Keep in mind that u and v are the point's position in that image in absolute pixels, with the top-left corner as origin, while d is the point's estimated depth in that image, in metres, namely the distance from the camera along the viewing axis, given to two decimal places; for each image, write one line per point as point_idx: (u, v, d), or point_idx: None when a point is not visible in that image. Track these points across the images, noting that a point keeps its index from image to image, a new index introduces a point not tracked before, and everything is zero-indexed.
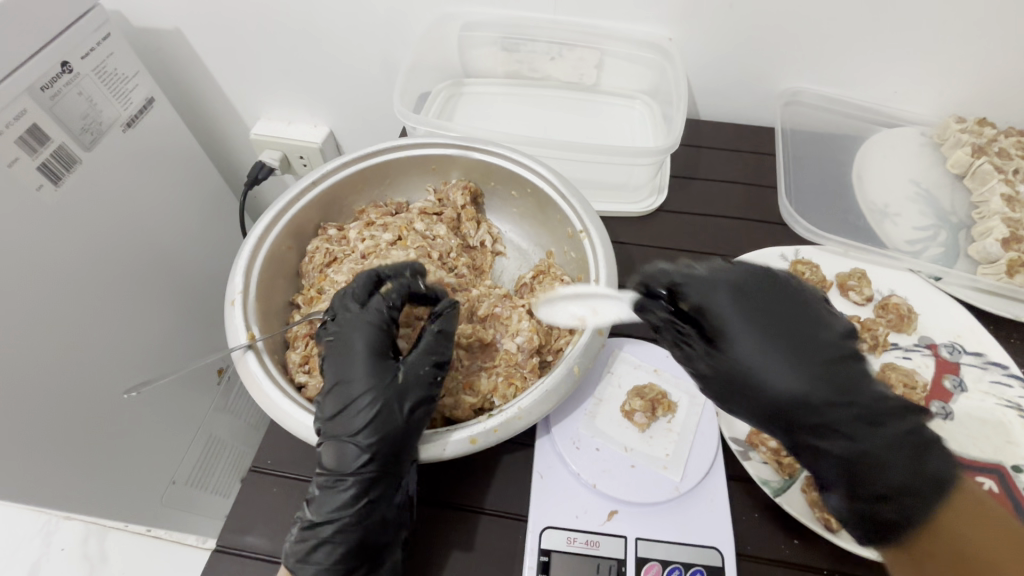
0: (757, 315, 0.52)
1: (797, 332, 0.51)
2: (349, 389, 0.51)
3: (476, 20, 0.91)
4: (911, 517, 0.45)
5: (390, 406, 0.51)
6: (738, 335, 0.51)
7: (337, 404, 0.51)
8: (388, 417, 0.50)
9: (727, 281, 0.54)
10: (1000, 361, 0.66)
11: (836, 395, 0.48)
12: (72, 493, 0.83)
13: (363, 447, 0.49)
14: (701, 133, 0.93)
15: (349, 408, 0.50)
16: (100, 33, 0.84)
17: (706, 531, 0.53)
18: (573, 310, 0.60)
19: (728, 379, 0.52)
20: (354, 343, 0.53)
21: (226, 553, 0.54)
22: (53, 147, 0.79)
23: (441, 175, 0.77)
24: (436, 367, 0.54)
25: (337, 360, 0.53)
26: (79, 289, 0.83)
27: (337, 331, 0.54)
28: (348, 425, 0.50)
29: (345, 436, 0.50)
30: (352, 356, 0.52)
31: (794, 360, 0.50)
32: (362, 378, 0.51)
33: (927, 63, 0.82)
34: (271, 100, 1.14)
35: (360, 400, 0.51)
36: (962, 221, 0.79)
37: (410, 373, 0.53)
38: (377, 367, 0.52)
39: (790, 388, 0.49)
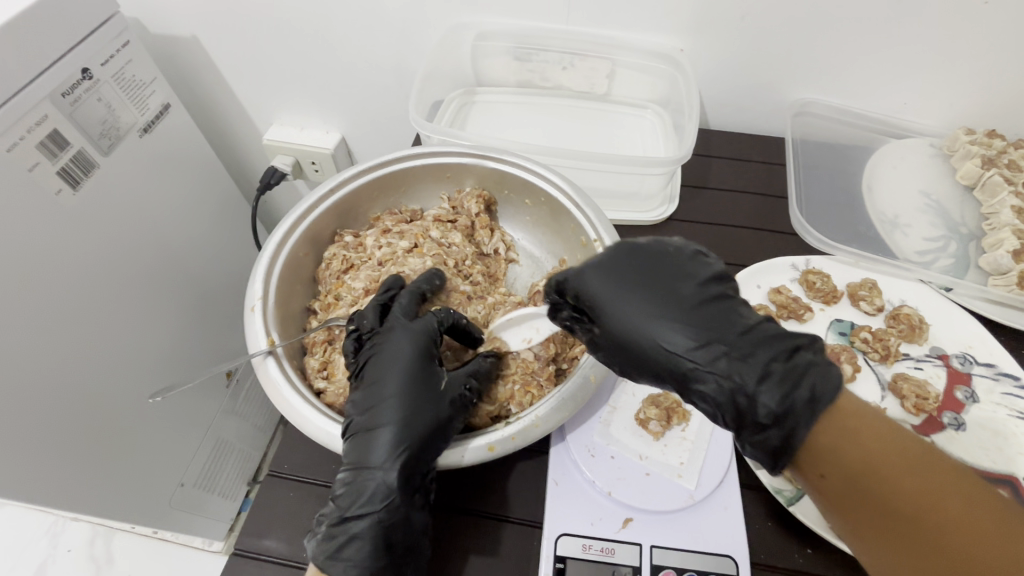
0: (626, 282, 0.52)
1: (660, 289, 0.51)
2: (383, 386, 0.53)
3: (490, 30, 0.92)
4: (792, 440, 0.43)
5: (424, 402, 0.52)
6: (605, 303, 0.52)
7: (370, 400, 0.53)
8: (417, 415, 0.52)
9: (592, 260, 0.55)
10: (1012, 373, 0.66)
11: (715, 340, 0.48)
12: (83, 493, 0.84)
13: (392, 442, 0.50)
14: (712, 142, 0.94)
15: (382, 404, 0.52)
16: (120, 40, 0.85)
17: (720, 539, 0.54)
18: (521, 334, 0.62)
19: (613, 348, 0.51)
20: (394, 345, 0.55)
21: (245, 556, 0.54)
22: (71, 152, 0.80)
23: (455, 184, 0.78)
24: (474, 390, 0.56)
25: (375, 359, 0.55)
26: (94, 292, 0.84)
27: (381, 335, 0.57)
28: (379, 419, 0.52)
29: (373, 432, 0.51)
30: (389, 356, 0.55)
31: (663, 315, 0.49)
32: (397, 378, 0.53)
33: (936, 75, 0.83)
34: (284, 106, 1.15)
35: (393, 397, 0.52)
36: (972, 232, 0.80)
37: (452, 384, 0.55)
38: (416, 371, 0.54)
39: (664, 342, 0.49)
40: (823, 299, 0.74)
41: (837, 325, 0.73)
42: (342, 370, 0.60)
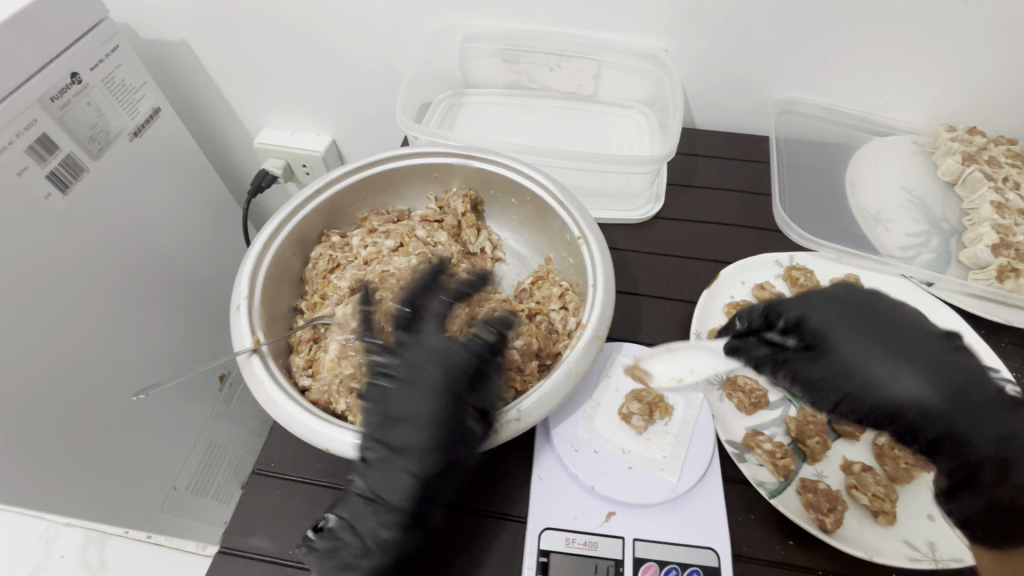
0: (840, 315, 0.56)
1: (897, 338, 0.53)
2: (410, 416, 0.54)
3: (478, 32, 0.93)
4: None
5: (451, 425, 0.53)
6: (826, 331, 0.55)
7: (394, 430, 0.53)
8: (433, 449, 0.52)
9: (821, 294, 0.58)
10: (992, 365, 0.67)
11: (944, 364, 0.51)
12: (74, 497, 0.83)
13: (418, 461, 0.52)
14: (697, 141, 0.95)
15: (405, 433, 0.53)
16: (109, 45, 0.86)
17: (702, 531, 0.54)
18: (672, 371, 0.63)
19: (841, 383, 0.54)
20: (417, 378, 0.55)
21: (232, 555, 0.54)
22: (61, 156, 0.80)
23: (442, 184, 0.79)
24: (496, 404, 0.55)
25: (397, 390, 0.55)
26: (82, 293, 0.84)
27: (409, 364, 0.56)
28: (406, 438, 0.53)
29: (393, 460, 0.52)
30: (416, 388, 0.55)
31: (887, 343, 0.53)
32: (423, 410, 0.54)
33: (917, 74, 0.84)
34: (275, 109, 1.16)
35: (416, 429, 0.53)
36: (954, 227, 0.81)
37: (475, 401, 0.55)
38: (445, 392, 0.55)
39: (893, 371, 0.52)
40: None
41: None
42: (327, 366, 0.60)
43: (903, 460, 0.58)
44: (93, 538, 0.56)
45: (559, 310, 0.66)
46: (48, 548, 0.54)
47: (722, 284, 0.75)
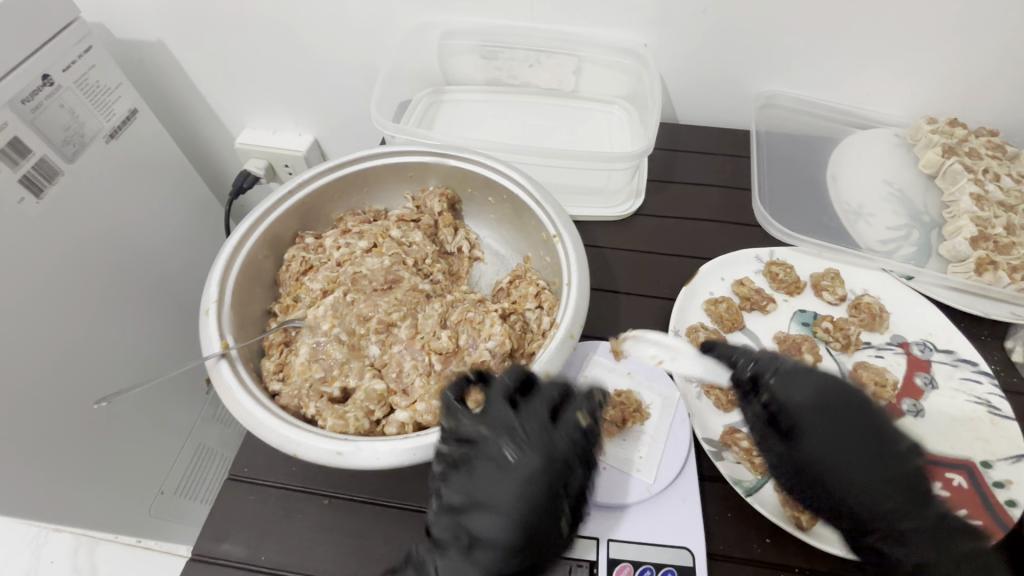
0: (824, 402, 0.52)
1: (869, 446, 0.51)
2: (505, 503, 0.48)
3: (456, 28, 0.92)
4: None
5: (537, 486, 0.48)
6: (815, 422, 0.52)
7: (478, 521, 0.48)
8: (545, 521, 0.48)
9: (806, 374, 0.54)
10: (970, 359, 0.67)
11: (907, 487, 0.49)
12: (61, 503, 0.81)
13: (493, 531, 0.47)
14: (679, 137, 0.94)
15: (491, 523, 0.48)
16: (81, 46, 0.84)
17: (678, 530, 0.54)
18: (654, 351, 0.65)
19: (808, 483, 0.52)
20: (543, 449, 0.49)
21: (203, 562, 0.54)
22: (34, 159, 0.79)
23: (418, 183, 0.78)
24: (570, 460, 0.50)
25: (483, 475, 0.49)
26: (58, 298, 0.82)
27: (517, 440, 0.50)
28: (484, 506, 0.48)
29: (489, 552, 0.47)
30: (519, 465, 0.49)
31: (864, 443, 0.51)
32: (524, 489, 0.48)
33: (897, 66, 0.83)
34: (255, 108, 1.15)
35: (519, 508, 0.48)
36: (935, 220, 0.81)
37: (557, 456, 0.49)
38: (532, 451, 0.49)
39: (864, 479, 0.50)
40: (786, 289, 0.74)
41: (800, 315, 0.73)
42: (297, 371, 0.59)
43: None
44: (84, 542, 0.53)
45: (535, 310, 0.65)
46: (37, 554, 0.52)
47: (700, 281, 0.74)
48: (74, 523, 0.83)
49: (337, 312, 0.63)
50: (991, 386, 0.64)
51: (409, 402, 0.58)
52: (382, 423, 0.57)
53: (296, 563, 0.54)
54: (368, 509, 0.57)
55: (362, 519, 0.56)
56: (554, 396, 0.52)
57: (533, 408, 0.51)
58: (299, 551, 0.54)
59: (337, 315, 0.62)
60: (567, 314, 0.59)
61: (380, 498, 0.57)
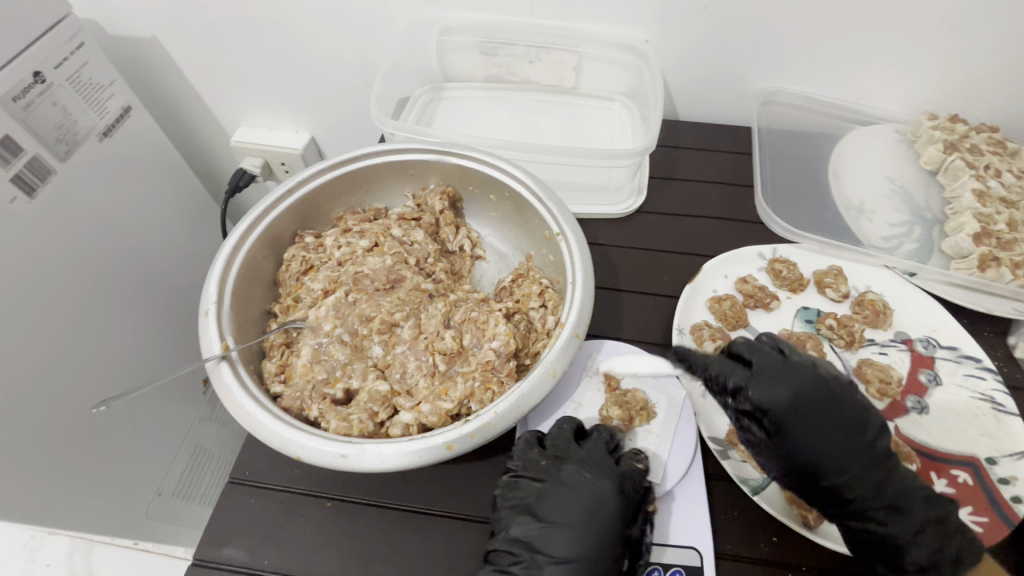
0: (778, 387, 0.53)
1: (823, 421, 0.52)
2: (578, 520, 0.52)
3: (455, 24, 0.91)
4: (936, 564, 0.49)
5: (608, 510, 0.52)
6: (795, 424, 0.52)
7: (551, 538, 0.52)
8: (612, 551, 0.51)
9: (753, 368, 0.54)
10: (974, 355, 0.66)
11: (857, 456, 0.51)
12: (55, 507, 0.80)
13: (570, 547, 0.51)
14: (680, 133, 0.94)
15: (567, 541, 0.51)
16: (72, 42, 0.83)
17: (685, 531, 0.54)
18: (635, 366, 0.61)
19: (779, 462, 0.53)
20: (614, 478, 0.54)
21: (204, 566, 0.53)
22: (26, 158, 0.77)
23: (419, 181, 0.77)
24: (637, 490, 0.54)
25: (556, 495, 0.54)
26: (49, 297, 0.80)
27: (588, 468, 0.55)
28: (557, 525, 0.52)
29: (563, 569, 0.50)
30: (588, 490, 0.54)
31: (814, 422, 0.52)
32: (593, 513, 0.52)
33: (899, 62, 0.83)
34: (251, 106, 1.13)
35: (591, 533, 0.51)
36: (936, 216, 0.81)
37: (625, 484, 0.54)
38: (603, 479, 0.54)
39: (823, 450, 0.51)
40: (789, 287, 0.74)
41: (803, 313, 0.73)
42: (298, 373, 0.58)
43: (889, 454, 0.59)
44: (79, 544, 0.51)
45: (539, 309, 0.64)
46: (32, 557, 0.50)
47: (704, 278, 0.74)
48: (70, 527, 0.82)
49: (339, 313, 0.62)
50: (994, 382, 0.64)
51: (413, 404, 0.57)
52: (386, 425, 0.56)
53: (299, 567, 0.53)
54: (371, 512, 0.56)
55: (366, 521, 0.56)
56: (611, 437, 0.58)
57: (597, 446, 0.57)
58: (302, 555, 0.54)
59: (339, 316, 0.62)
60: (574, 312, 0.59)
61: (385, 500, 0.57)
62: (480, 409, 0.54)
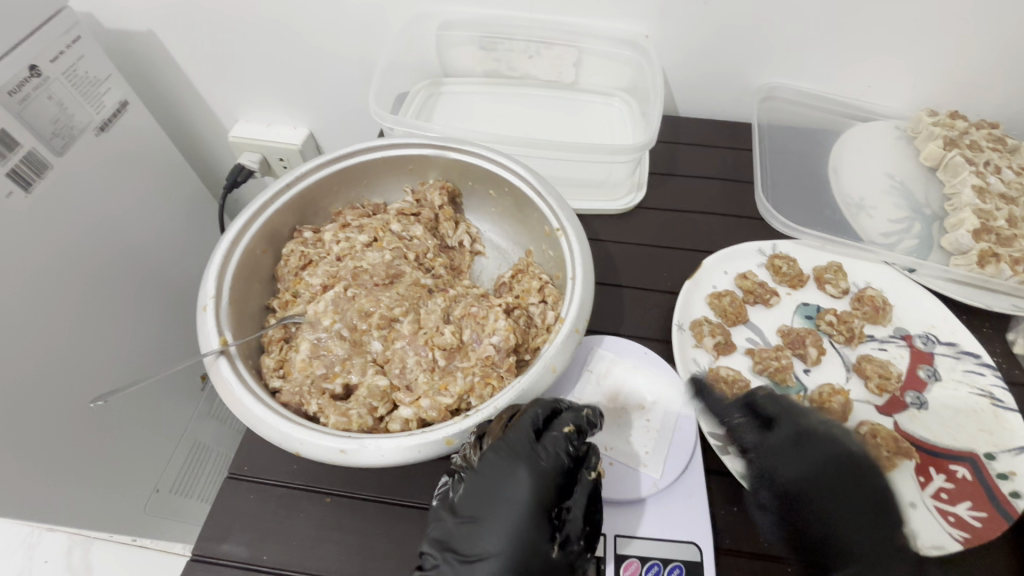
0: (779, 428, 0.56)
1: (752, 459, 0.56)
2: (496, 508, 0.48)
3: (454, 19, 0.90)
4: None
5: (527, 494, 0.48)
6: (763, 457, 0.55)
7: (465, 534, 0.47)
8: (535, 535, 0.47)
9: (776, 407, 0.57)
10: (973, 351, 0.67)
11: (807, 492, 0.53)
12: (53, 503, 0.80)
13: (488, 542, 0.47)
14: (680, 129, 0.94)
15: (484, 536, 0.47)
16: (69, 35, 0.82)
17: (685, 526, 0.54)
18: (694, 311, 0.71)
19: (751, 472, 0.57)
20: (531, 458, 0.50)
21: (203, 562, 0.53)
22: (21, 152, 0.77)
23: (418, 175, 0.76)
24: (557, 467, 0.50)
25: (472, 486, 0.49)
26: (41, 291, 0.79)
27: (500, 451, 0.50)
28: (477, 519, 0.48)
29: (480, 566, 0.46)
30: (502, 475, 0.49)
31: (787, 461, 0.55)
32: (507, 500, 0.48)
33: (900, 58, 0.83)
34: (249, 101, 1.12)
35: (512, 521, 0.47)
36: (936, 213, 0.81)
37: (543, 464, 0.50)
38: (517, 462, 0.49)
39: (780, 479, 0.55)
40: (789, 283, 0.74)
41: (803, 309, 0.72)
42: (297, 368, 0.58)
43: (887, 447, 0.59)
44: (77, 541, 0.53)
45: (538, 304, 0.64)
46: (30, 554, 0.52)
47: (703, 274, 0.74)
48: (70, 523, 0.82)
49: (338, 307, 0.62)
50: (993, 378, 0.64)
51: (412, 399, 0.57)
52: (386, 420, 0.56)
53: (298, 563, 0.53)
54: (370, 507, 0.56)
55: (366, 517, 0.55)
56: (538, 415, 0.52)
57: (517, 425, 0.51)
58: (302, 550, 0.54)
59: (338, 311, 0.61)
60: (573, 307, 0.58)
61: (384, 496, 0.57)
62: (478, 404, 0.53)
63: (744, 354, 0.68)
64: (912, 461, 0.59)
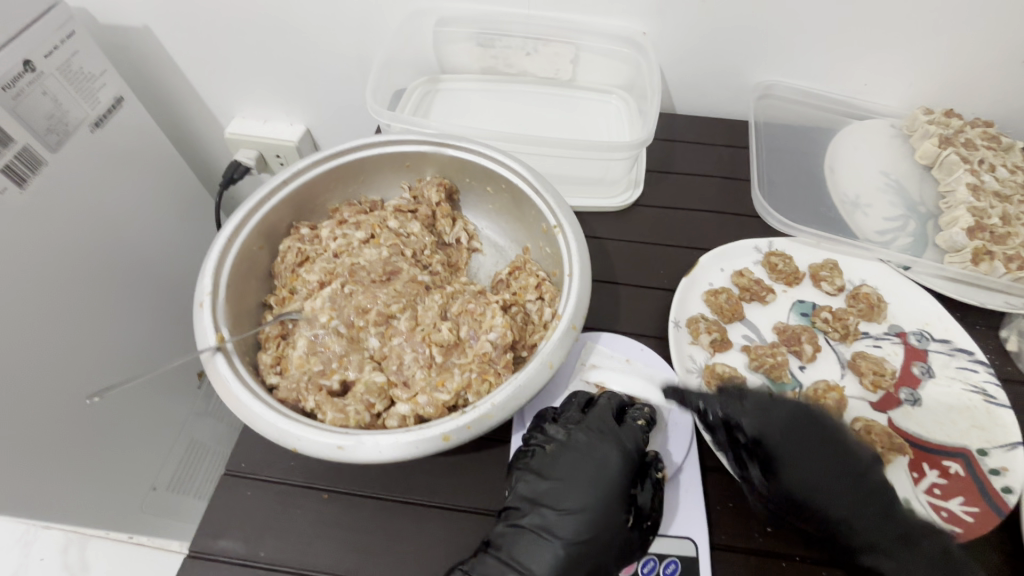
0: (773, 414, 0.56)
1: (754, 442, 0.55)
2: (584, 475, 0.54)
3: (450, 15, 0.90)
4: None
5: (613, 468, 0.54)
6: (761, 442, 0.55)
7: (556, 494, 0.53)
8: (618, 504, 0.52)
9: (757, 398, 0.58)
10: (967, 348, 0.67)
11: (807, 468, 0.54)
12: (47, 499, 0.79)
13: (579, 501, 0.52)
14: (677, 127, 0.94)
15: (572, 497, 0.53)
16: (63, 30, 0.81)
17: (680, 522, 0.55)
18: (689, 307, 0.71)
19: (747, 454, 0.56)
20: (618, 439, 0.56)
21: (200, 558, 0.53)
22: (16, 149, 0.76)
23: (415, 172, 0.76)
24: (641, 449, 0.56)
25: (562, 456, 0.55)
26: (39, 288, 0.79)
27: (592, 429, 0.57)
28: (565, 485, 0.53)
29: (564, 524, 0.51)
30: (592, 449, 0.55)
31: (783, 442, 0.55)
32: (596, 469, 0.54)
33: (896, 57, 0.83)
34: (245, 97, 1.12)
35: (598, 491, 0.53)
36: (931, 210, 0.81)
37: (627, 441, 0.56)
38: (606, 439, 0.55)
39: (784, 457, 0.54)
40: (785, 280, 0.74)
41: (799, 306, 0.73)
42: (295, 365, 0.58)
43: (881, 443, 0.59)
44: (72, 539, 0.52)
45: (535, 301, 0.65)
46: (27, 552, 0.51)
47: (699, 271, 0.74)
48: (66, 520, 0.82)
49: (335, 304, 0.62)
50: (987, 374, 0.65)
51: (410, 395, 0.57)
52: (383, 416, 0.56)
53: (296, 559, 0.53)
54: (368, 503, 0.56)
55: (363, 512, 0.56)
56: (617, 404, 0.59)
57: (601, 411, 0.58)
58: (299, 547, 0.54)
59: (335, 307, 0.62)
60: (570, 304, 0.58)
61: (381, 492, 0.57)
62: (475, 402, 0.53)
63: (740, 352, 0.69)
64: (905, 457, 0.59)
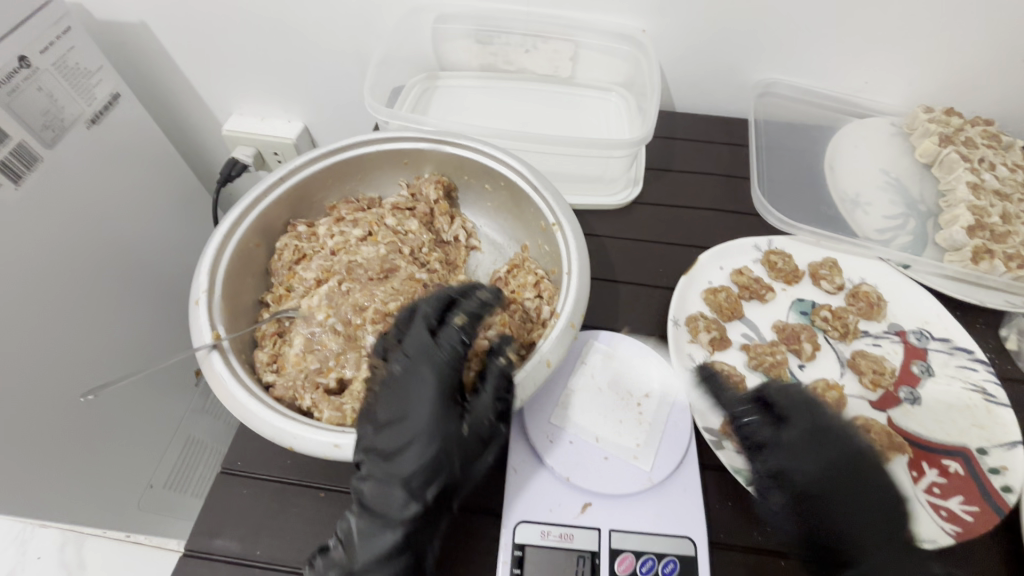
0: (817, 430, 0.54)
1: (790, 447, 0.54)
2: (414, 402, 0.51)
3: (450, 12, 0.89)
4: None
5: (433, 385, 0.51)
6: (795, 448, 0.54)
7: (387, 434, 0.50)
8: (445, 414, 0.50)
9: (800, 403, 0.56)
10: (967, 347, 0.67)
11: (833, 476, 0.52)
12: (44, 498, 0.79)
13: (414, 431, 0.49)
14: (677, 125, 0.93)
15: (400, 430, 0.50)
16: (59, 26, 0.81)
17: (679, 520, 0.54)
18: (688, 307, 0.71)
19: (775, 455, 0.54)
20: (430, 356, 0.53)
21: (195, 558, 0.52)
22: (10, 145, 0.76)
23: (414, 170, 0.76)
24: (456, 356, 0.53)
25: (388, 389, 0.52)
26: (36, 285, 0.79)
27: (407, 353, 0.53)
28: (398, 420, 0.50)
29: (400, 460, 0.49)
30: (413, 369, 0.52)
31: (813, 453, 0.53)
32: (416, 391, 0.51)
33: (896, 55, 0.83)
34: (243, 94, 1.12)
35: (423, 414, 0.50)
36: (931, 209, 0.81)
37: (441, 355, 0.53)
38: (421, 358, 0.53)
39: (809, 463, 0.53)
40: (784, 278, 0.74)
41: (798, 305, 0.73)
42: (293, 362, 0.58)
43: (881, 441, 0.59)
44: (71, 537, 0.53)
45: (533, 299, 0.64)
46: (24, 550, 0.52)
47: (698, 270, 0.74)
48: (64, 518, 0.82)
49: (332, 302, 0.61)
50: (986, 373, 0.65)
51: None
52: None
53: (292, 558, 0.53)
54: None
55: None
56: (430, 313, 0.56)
57: (413, 328, 0.55)
58: (295, 546, 0.53)
59: (332, 305, 0.61)
60: (570, 303, 0.58)
61: None
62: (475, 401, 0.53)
63: (739, 350, 0.68)
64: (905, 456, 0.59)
